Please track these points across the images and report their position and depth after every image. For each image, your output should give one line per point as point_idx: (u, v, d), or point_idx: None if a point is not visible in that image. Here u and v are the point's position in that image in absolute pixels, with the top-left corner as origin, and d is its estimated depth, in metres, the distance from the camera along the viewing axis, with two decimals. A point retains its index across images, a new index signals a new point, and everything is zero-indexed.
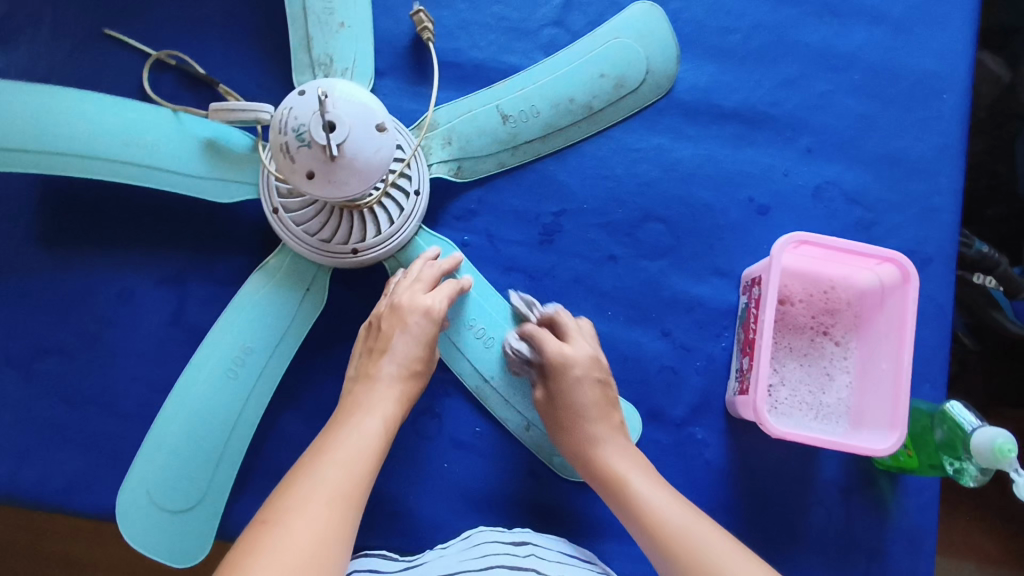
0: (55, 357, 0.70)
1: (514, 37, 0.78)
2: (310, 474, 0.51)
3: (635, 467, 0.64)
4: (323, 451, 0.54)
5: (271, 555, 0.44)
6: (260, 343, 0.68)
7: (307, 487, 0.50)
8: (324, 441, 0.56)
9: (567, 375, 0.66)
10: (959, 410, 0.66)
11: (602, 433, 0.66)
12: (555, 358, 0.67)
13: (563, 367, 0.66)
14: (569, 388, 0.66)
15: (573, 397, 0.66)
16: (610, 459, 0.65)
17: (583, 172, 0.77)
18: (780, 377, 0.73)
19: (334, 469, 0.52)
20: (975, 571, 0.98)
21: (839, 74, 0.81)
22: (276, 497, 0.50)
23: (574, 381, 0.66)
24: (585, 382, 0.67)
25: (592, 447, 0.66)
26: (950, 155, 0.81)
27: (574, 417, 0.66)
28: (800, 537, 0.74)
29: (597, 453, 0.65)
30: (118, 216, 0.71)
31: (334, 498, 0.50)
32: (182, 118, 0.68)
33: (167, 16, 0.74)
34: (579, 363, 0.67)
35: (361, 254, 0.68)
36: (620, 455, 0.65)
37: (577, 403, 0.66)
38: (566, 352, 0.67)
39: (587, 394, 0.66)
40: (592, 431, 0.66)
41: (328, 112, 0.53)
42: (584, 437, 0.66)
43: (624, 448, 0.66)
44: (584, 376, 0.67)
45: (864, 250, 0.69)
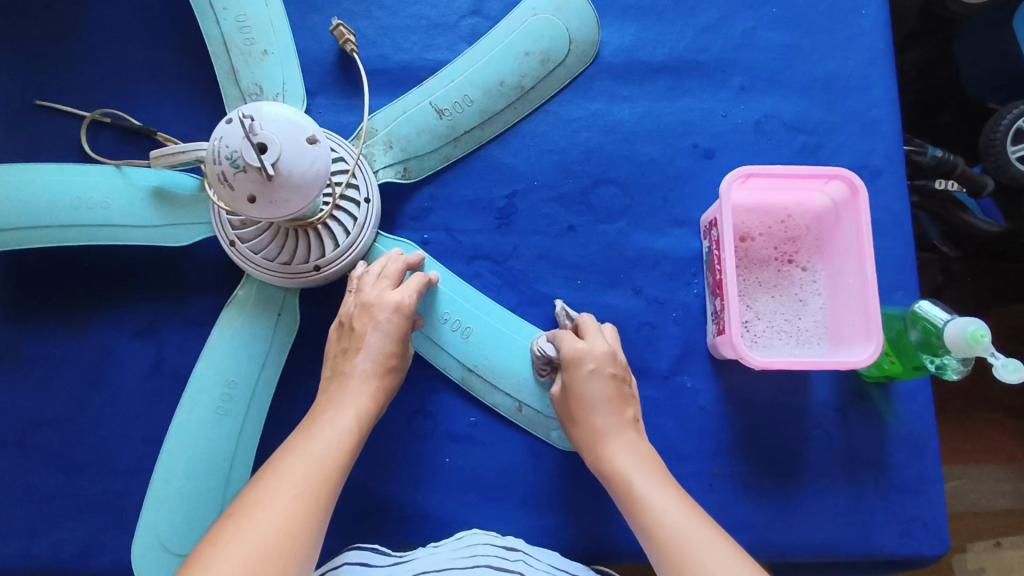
0: (47, 428, 0.71)
1: (436, 34, 0.79)
2: (279, 468, 0.52)
3: (643, 466, 0.61)
4: (293, 447, 0.55)
5: (235, 545, 0.45)
6: (243, 376, 0.69)
7: (275, 480, 0.51)
8: (296, 437, 0.57)
9: (579, 369, 0.66)
10: (929, 309, 0.67)
11: (610, 426, 0.64)
12: (569, 353, 0.67)
13: (575, 362, 0.66)
14: (581, 381, 0.65)
15: (584, 390, 0.65)
16: (617, 455, 0.62)
17: (528, 151, 0.78)
18: (755, 312, 0.74)
19: (302, 462, 0.53)
20: (976, 467, 1.01)
21: (757, 9, 0.82)
22: (246, 491, 0.50)
23: (587, 375, 0.65)
24: (598, 375, 0.66)
25: (600, 441, 0.63)
26: (880, 67, 0.82)
27: (584, 409, 0.65)
28: (806, 463, 0.75)
29: (604, 447, 0.63)
30: (84, 279, 0.72)
31: (303, 489, 0.50)
32: (126, 171, 0.70)
33: (93, 77, 0.75)
34: (592, 357, 0.66)
35: (324, 269, 0.69)
36: (629, 454, 0.62)
37: (588, 395, 0.65)
38: (580, 348, 0.67)
39: (598, 386, 0.65)
40: (599, 424, 0.64)
41: (257, 135, 0.54)
42: (592, 430, 0.64)
43: (633, 446, 0.63)
44: (597, 370, 0.66)
45: (810, 173, 0.70)
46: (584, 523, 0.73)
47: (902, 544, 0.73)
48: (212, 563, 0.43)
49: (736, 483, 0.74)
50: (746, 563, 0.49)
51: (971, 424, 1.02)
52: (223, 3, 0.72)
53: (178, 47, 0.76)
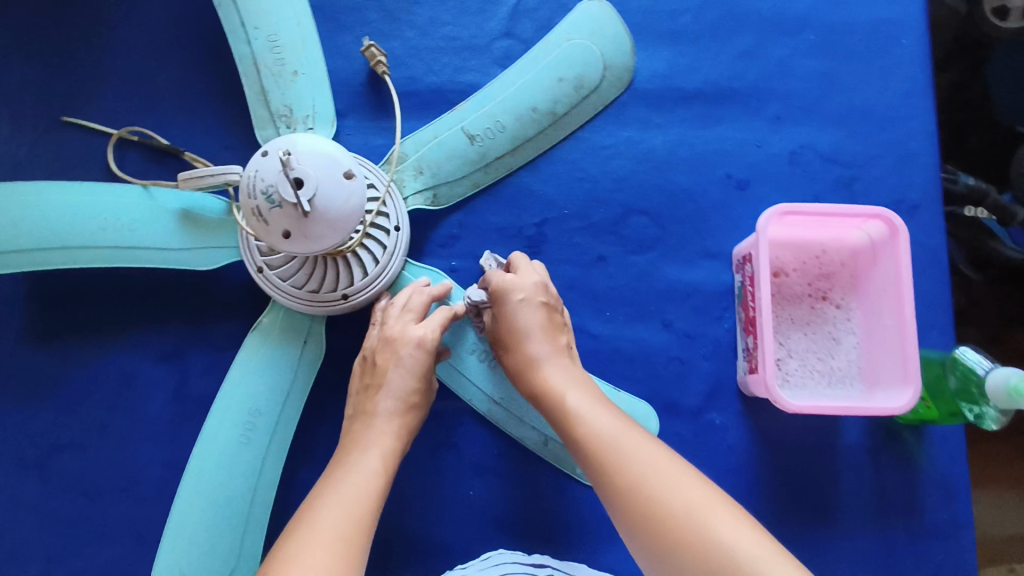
0: (68, 452, 0.70)
1: (467, 55, 0.78)
2: (311, 521, 0.52)
3: (576, 386, 0.62)
4: (322, 496, 0.55)
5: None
6: (267, 405, 0.68)
7: (306, 533, 0.51)
8: (324, 484, 0.57)
9: (509, 299, 0.66)
10: (970, 355, 0.66)
11: (544, 354, 0.64)
12: (499, 285, 0.67)
13: (505, 293, 0.66)
14: (512, 310, 0.66)
15: (515, 319, 0.65)
16: (550, 377, 0.63)
17: (558, 178, 0.77)
18: (787, 349, 0.73)
19: (333, 513, 0.53)
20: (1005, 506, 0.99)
21: (796, 36, 0.80)
22: (279, 545, 0.50)
23: (518, 304, 0.66)
24: (529, 305, 0.66)
25: (533, 367, 0.64)
26: (919, 98, 0.80)
27: (516, 338, 0.65)
28: (835, 505, 0.73)
29: (538, 372, 0.63)
30: (108, 300, 0.72)
31: (336, 541, 0.50)
32: (153, 193, 0.69)
33: (121, 94, 0.74)
34: (522, 287, 0.67)
35: (352, 298, 0.68)
36: (562, 376, 0.63)
37: (520, 324, 0.65)
38: (510, 279, 0.67)
39: (529, 315, 0.65)
40: (532, 351, 0.64)
41: (294, 169, 0.53)
42: (526, 359, 0.64)
43: (567, 370, 0.64)
44: (527, 299, 0.66)
45: (850, 212, 0.68)
46: (608, 561, 0.72)
47: None
48: None
49: (762, 523, 0.73)
50: (682, 468, 0.53)
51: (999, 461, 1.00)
52: (253, 22, 0.70)
53: (207, 65, 0.75)
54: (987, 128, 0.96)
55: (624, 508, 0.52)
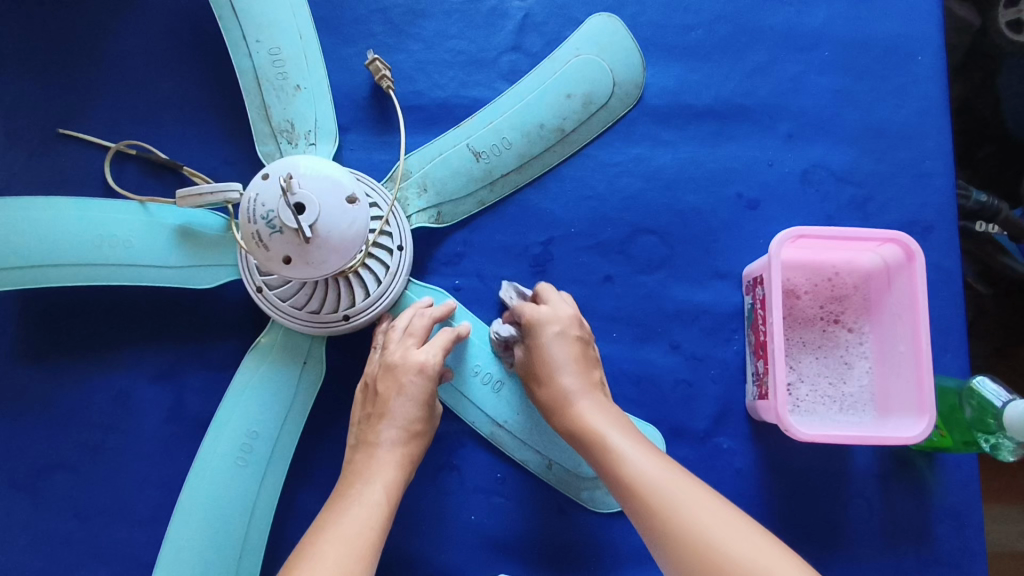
0: (61, 472, 0.68)
1: (474, 69, 0.76)
2: (310, 560, 0.51)
3: (613, 422, 0.61)
4: (322, 532, 0.54)
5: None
6: (266, 427, 0.66)
7: (307, 570, 0.50)
8: (325, 517, 0.56)
9: (544, 332, 0.65)
10: (986, 385, 0.64)
11: (577, 387, 0.64)
12: (533, 316, 0.66)
13: (539, 325, 0.66)
14: (546, 343, 0.65)
15: (550, 352, 0.65)
16: (586, 413, 0.62)
17: (565, 196, 0.75)
18: (798, 374, 0.71)
19: (334, 552, 0.52)
20: None
21: (809, 53, 0.79)
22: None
23: (553, 338, 0.65)
24: (564, 339, 0.65)
25: (567, 402, 0.63)
26: (934, 118, 0.79)
27: (550, 372, 0.64)
28: (845, 533, 0.72)
29: (573, 408, 0.63)
30: (103, 318, 0.70)
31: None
32: (150, 209, 0.67)
33: (119, 106, 0.73)
34: (557, 320, 0.66)
35: (353, 319, 0.67)
36: (598, 411, 0.62)
37: (554, 357, 0.64)
38: (543, 312, 0.66)
39: (564, 349, 0.65)
40: (567, 385, 0.63)
41: (295, 194, 0.51)
42: (557, 391, 0.63)
43: (602, 406, 0.63)
44: (562, 332, 0.66)
45: (864, 235, 0.67)
46: None
47: None
48: None
49: None
50: (727, 509, 0.52)
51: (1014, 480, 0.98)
52: (255, 35, 0.68)
53: (208, 78, 0.73)
54: (997, 140, 0.94)
55: (675, 559, 0.51)
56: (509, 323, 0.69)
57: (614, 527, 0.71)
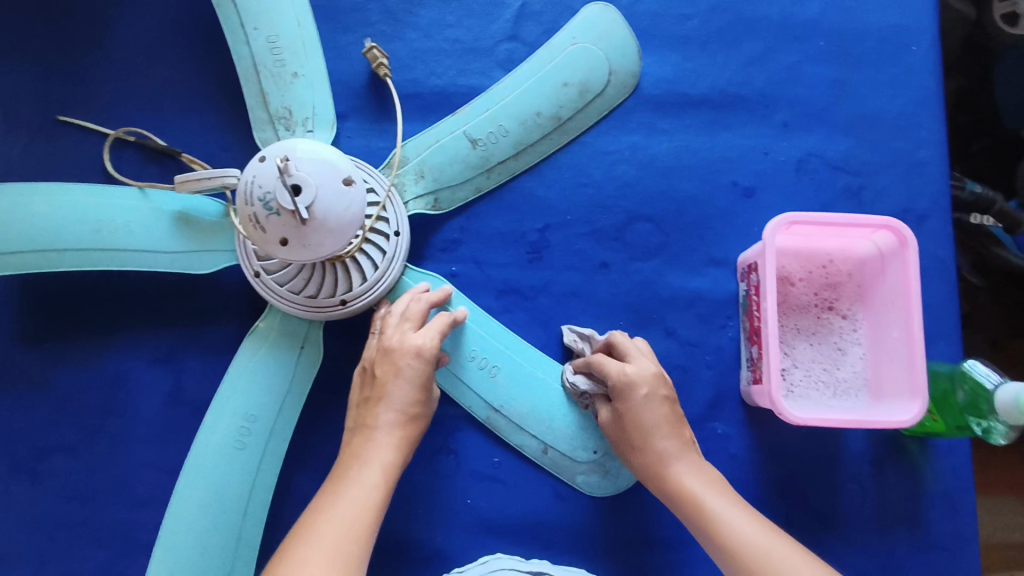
0: (59, 455, 0.69)
1: (471, 58, 0.77)
2: (306, 536, 0.52)
3: (713, 487, 0.60)
4: (319, 511, 0.55)
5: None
6: (263, 410, 0.67)
7: (305, 549, 0.51)
8: (323, 498, 0.57)
9: (634, 395, 0.63)
10: (978, 369, 0.64)
11: (672, 450, 0.62)
12: (620, 379, 0.64)
13: (628, 387, 0.64)
14: (636, 407, 0.63)
15: (642, 416, 0.63)
16: (685, 477, 0.61)
17: (562, 183, 0.76)
18: (792, 360, 0.72)
19: (330, 529, 0.53)
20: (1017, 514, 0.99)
21: (805, 44, 0.79)
22: (277, 560, 0.50)
23: (643, 401, 0.63)
24: (654, 401, 0.64)
25: (663, 466, 0.62)
26: (928, 108, 0.79)
27: (643, 436, 0.63)
28: (838, 516, 0.73)
29: (670, 472, 0.61)
30: (102, 303, 0.71)
31: (335, 557, 0.51)
32: (149, 194, 0.68)
33: (117, 93, 0.73)
34: (644, 380, 0.64)
35: (350, 304, 0.67)
36: (697, 475, 0.61)
37: (646, 421, 0.63)
38: (630, 372, 0.64)
39: (655, 411, 0.63)
40: (662, 449, 0.62)
41: (292, 176, 0.51)
42: (655, 456, 0.62)
43: (698, 468, 0.61)
44: (652, 394, 0.64)
45: (857, 221, 0.67)
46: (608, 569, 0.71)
47: None
48: None
49: None
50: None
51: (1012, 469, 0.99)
52: (253, 22, 0.69)
53: (206, 66, 0.74)
54: (994, 133, 0.96)
55: None
56: (584, 374, 0.68)
57: (609, 511, 0.72)
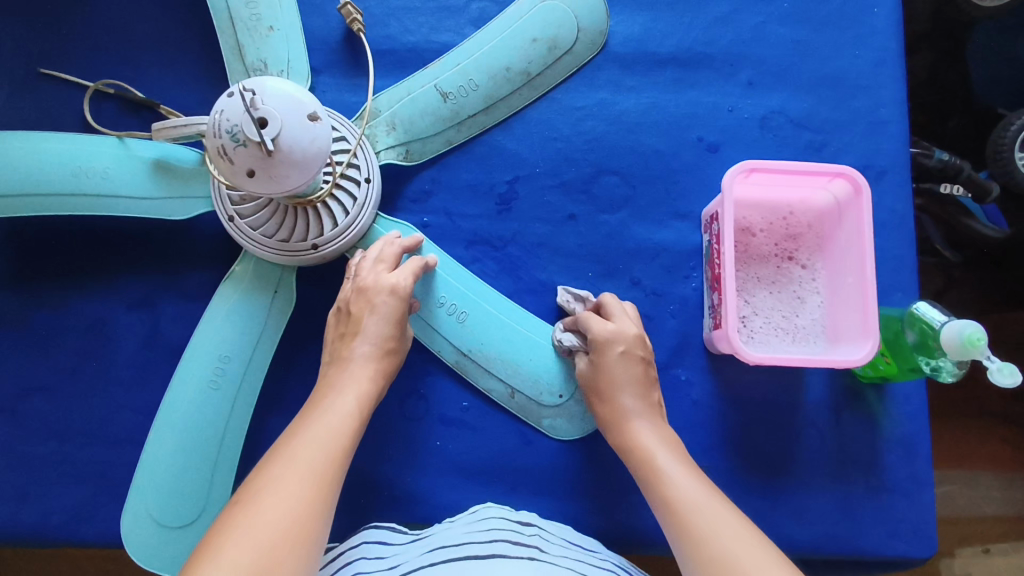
0: (41, 395, 0.71)
1: (444, 16, 0.79)
2: (283, 455, 0.54)
3: (667, 446, 0.62)
4: (295, 434, 0.57)
5: (246, 531, 0.46)
6: (237, 351, 0.69)
7: (281, 465, 0.53)
8: (300, 423, 0.58)
9: (610, 351, 0.66)
10: (926, 310, 0.67)
11: (635, 407, 0.65)
12: (600, 335, 0.67)
13: (606, 343, 0.66)
14: (610, 363, 0.66)
15: (614, 371, 0.66)
16: (641, 433, 0.63)
17: (531, 137, 0.78)
18: (752, 308, 0.74)
19: (306, 449, 0.54)
20: (983, 474, 1.02)
21: (770, 4, 0.81)
22: (253, 476, 0.52)
23: (617, 358, 0.66)
24: (628, 359, 0.66)
25: (626, 420, 0.65)
26: (890, 67, 0.80)
27: (612, 390, 0.66)
28: (797, 461, 0.75)
29: (630, 426, 0.64)
30: (85, 250, 0.73)
31: (311, 475, 0.52)
32: (127, 142, 0.69)
33: (97, 47, 0.75)
34: (622, 339, 0.67)
35: (322, 249, 0.69)
36: (654, 433, 0.63)
37: (616, 376, 0.66)
38: (610, 330, 0.67)
39: (628, 369, 0.66)
40: (626, 404, 0.65)
41: (259, 110, 0.54)
42: (618, 410, 0.65)
43: (657, 428, 0.64)
44: (627, 352, 0.66)
45: (814, 169, 0.69)
46: (574, 511, 0.73)
47: (889, 544, 0.73)
48: (223, 548, 0.45)
49: (726, 478, 0.74)
50: (755, 530, 0.52)
51: (977, 431, 1.02)
52: None
53: (184, 20, 0.76)
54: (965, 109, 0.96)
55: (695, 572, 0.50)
56: (569, 330, 0.71)
57: (574, 454, 0.74)
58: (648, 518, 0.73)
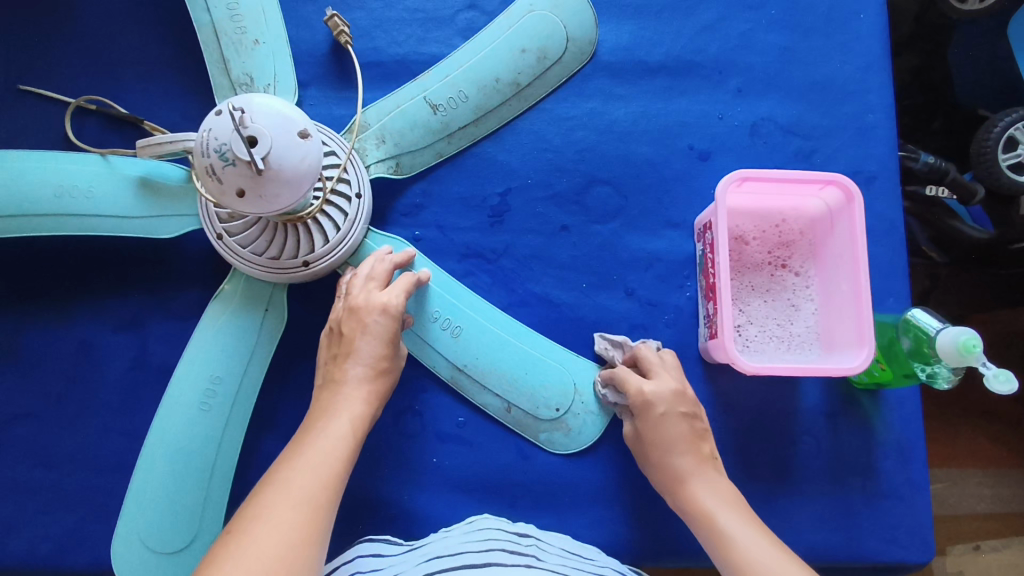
0: (26, 420, 0.70)
1: (431, 27, 0.78)
2: (276, 481, 0.53)
3: (728, 505, 0.62)
4: (288, 460, 0.56)
5: (236, 562, 0.45)
6: (228, 372, 0.68)
7: (271, 493, 0.51)
8: (293, 447, 0.57)
9: (651, 414, 0.66)
10: (923, 317, 0.67)
11: (690, 466, 0.65)
12: (639, 397, 0.67)
13: (646, 406, 0.66)
14: (654, 425, 0.66)
15: (662, 435, 0.65)
16: (701, 494, 0.63)
17: (522, 149, 0.78)
18: (747, 316, 0.74)
19: (299, 474, 0.53)
20: (974, 473, 1.02)
21: (756, 11, 0.81)
22: (245, 505, 0.51)
23: (659, 419, 0.66)
24: (672, 418, 0.66)
25: (681, 481, 0.64)
26: (877, 72, 0.81)
27: (661, 453, 0.66)
28: (794, 469, 0.75)
29: (687, 488, 0.64)
30: (71, 270, 0.72)
31: (302, 502, 0.51)
32: (111, 160, 0.68)
33: (77, 64, 0.73)
34: (662, 398, 0.66)
35: (313, 265, 0.69)
36: (713, 493, 0.63)
37: (664, 438, 0.65)
38: (648, 390, 0.67)
39: (674, 428, 0.65)
40: (679, 465, 0.65)
41: (248, 128, 0.53)
42: (672, 471, 0.65)
43: (716, 485, 0.64)
44: (669, 412, 0.66)
45: (806, 178, 0.69)
46: (572, 525, 0.72)
47: (887, 550, 0.73)
48: None
49: None
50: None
51: (970, 432, 1.03)
52: None
53: (167, 35, 0.74)
54: (948, 112, 0.95)
55: None
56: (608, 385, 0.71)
57: (571, 468, 0.73)
58: (648, 530, 0.72)
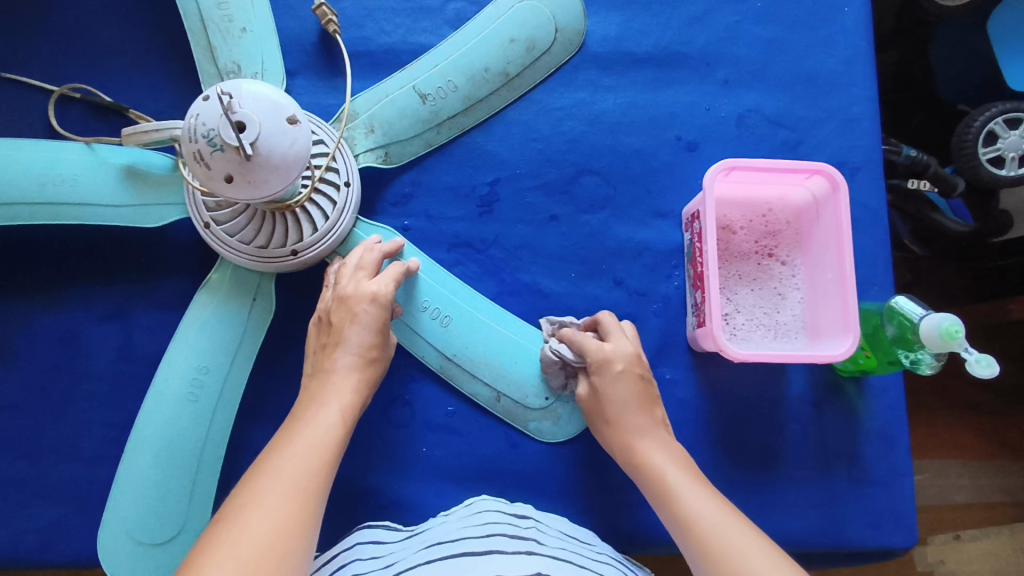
0: (10, 412, 0.69)
1: (420, 17, 0.78)
2: (267, 470, 0.52)
3: (676, 463, 0.61)
4: (279, 448, 0.55)
5: (227, 549, 0.45)
6: (217, 362, 0.67)
7: (263, 482, 0.51)
8: (283, 436, 0.57)
9: (608, 371, 0.65)
10: (905, 303, 0.68)
11: (643, 424, 0.64)
12: (597, 355, 0.66)
13: (605, 363, 0.65)
14: (610, 381, 0.65)
15: (619, 393, 0.65)
16: (650, 452, 0.62)
17: (511, 139, 0.78)
18: (734, 305, 0.74)
19: (290, 463, 0.53)
20: (955, 463, 1.04)
21: (744, 4, 0.81)
22: (236, 494, 0.51)
23: (616, 376, 0.65)
24: (627, 377, 0.65)
25: (632, 440, 0.64)
26: (861, 65, 0.82)
27: (617, 410, 0.64)
28: (781, 455, 0.75)
29: (635, 446, 0.63)
30: (55, 260, 0.71)
31: (294, 490, 0.51)
32: (96, 148, 0.67)
33: (61, 51, 0.73)
34: (620, 358, 0.66)
35: (301, 254, 0.68)
36: (661, 450, 0.62)
37: (622, 398, 0.65)
38: (607, 349, 0.66)
39: (629, 387, 0.65)
40: (631, 422, 0.64)
41: (236, 113, 0.53)
42: (623, 428, 0.64)
43: (665, 444, 0.63)
44: (626, 371, 0.66)
45: (792, 167, 0.70)
46: (562, 513, 0.72)
47: (872, 535, 0.74)
48: (204, 567, 0.43)
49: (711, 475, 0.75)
50: (776, 554, 0.50)
51: (951, 423, 1.05)
52: None
53: (152, 23, 0.73)
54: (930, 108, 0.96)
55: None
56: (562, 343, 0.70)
57: (561, 456, 0.73)
58: (637, 516, 0.72)
